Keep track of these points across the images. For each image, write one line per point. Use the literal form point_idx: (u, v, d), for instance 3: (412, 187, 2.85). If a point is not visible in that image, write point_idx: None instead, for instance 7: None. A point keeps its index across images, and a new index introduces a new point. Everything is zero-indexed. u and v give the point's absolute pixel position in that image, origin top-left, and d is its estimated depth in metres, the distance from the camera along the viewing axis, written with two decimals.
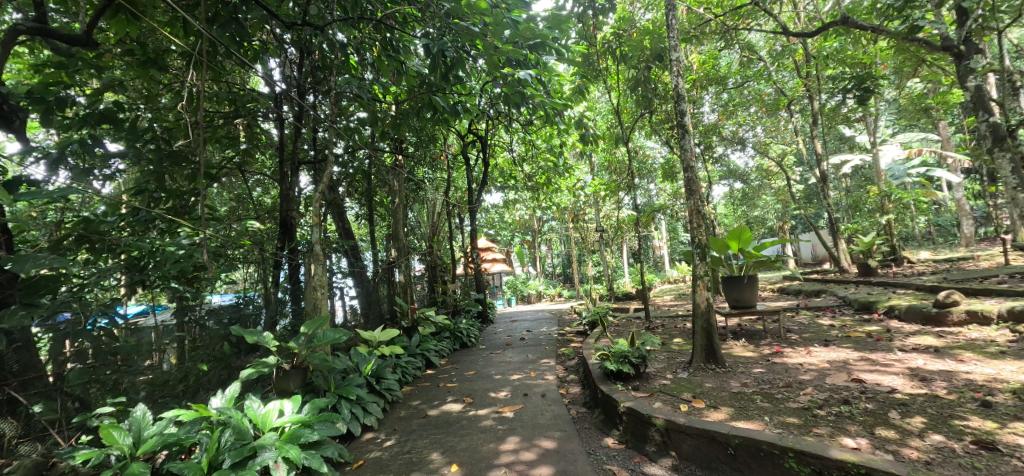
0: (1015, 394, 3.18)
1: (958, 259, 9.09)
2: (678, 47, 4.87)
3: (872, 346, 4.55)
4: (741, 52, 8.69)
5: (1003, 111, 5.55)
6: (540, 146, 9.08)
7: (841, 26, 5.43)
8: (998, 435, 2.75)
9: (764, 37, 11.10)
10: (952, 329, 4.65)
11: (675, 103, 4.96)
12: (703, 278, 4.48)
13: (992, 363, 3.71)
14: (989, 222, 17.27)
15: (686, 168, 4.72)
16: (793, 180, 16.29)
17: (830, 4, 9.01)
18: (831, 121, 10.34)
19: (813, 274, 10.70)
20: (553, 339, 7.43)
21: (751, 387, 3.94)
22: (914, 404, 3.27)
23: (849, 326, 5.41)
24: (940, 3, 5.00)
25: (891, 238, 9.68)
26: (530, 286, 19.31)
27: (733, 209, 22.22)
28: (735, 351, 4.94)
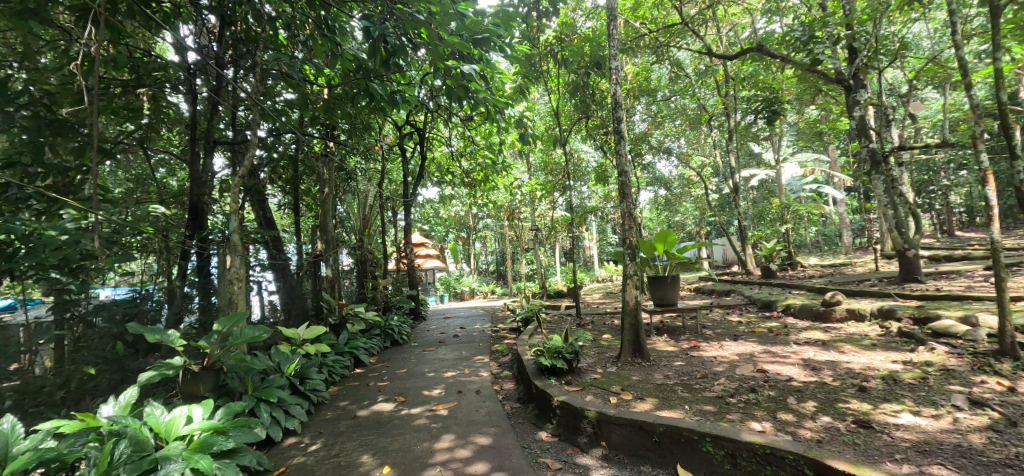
0: (884, 380, 3.76)
1: (840, 265, 10.44)
2: (616, 56, 5.10)
3: (772, 340, 5.13)
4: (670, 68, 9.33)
5: (879, 139, 6.50)
6: (478, 142, 9.00)
7: (757, 53, 6.03)
8: (874, 415, 3.22)
9: (689, 56, 11.99)
10: (835, 324, 5.38)
11: (612, 110, 5.19)
12: (633, 277, 4.72)
13: (867, 354, 4.34)
14: (863, 233, 20.00)
15: (620, 172, 4.97)
16: (708, 189, 17.83)
17: (748, 30, 9.96)
18: (743, 138, 11.42)
19: (723, 276, 11.73)
20: (486, 336, 7.42)
21: (673, 379, 4.26)
22: (807, 390, 3.73)
23: (754, 322, 6.05)
24: (837, 42, 5.74)
25: (788, 245, 10.90)
26: (463, 283, 19.19)
27: (655, 214, 23.66)
28: (658, 345, 5.31)
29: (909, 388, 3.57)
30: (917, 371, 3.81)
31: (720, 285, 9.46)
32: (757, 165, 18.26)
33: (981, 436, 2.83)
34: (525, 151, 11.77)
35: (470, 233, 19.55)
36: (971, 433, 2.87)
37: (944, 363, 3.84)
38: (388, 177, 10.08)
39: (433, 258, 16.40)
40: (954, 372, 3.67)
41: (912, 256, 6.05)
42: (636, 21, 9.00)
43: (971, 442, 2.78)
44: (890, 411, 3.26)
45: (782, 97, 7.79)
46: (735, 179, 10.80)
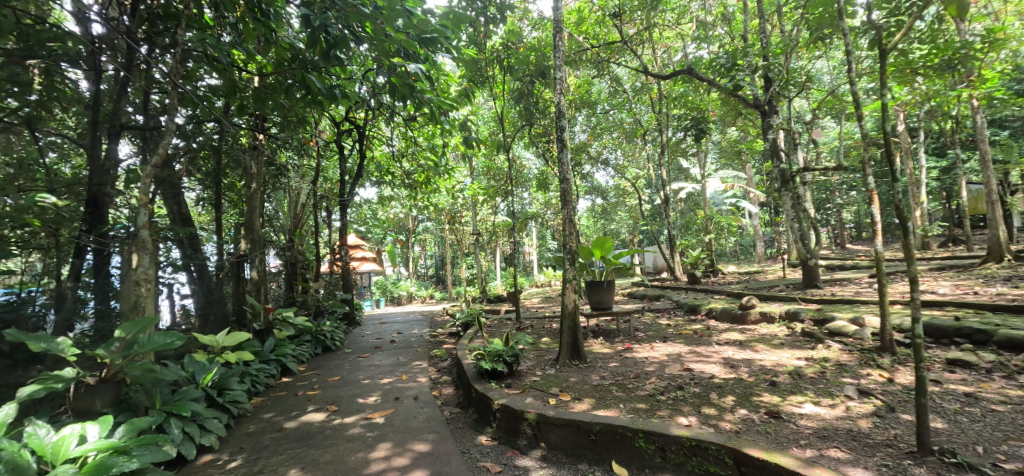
0: (791, 374, 4.17)
1: (754, 273, 11.48)
2: (562, 67, 5.24)
3: (697, 341, 5.51)
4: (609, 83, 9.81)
5: (788, 160, 7.26)
6: (421, 144, 8.83)
7: (689, 75, 6.53)
8: (783, 406, 3.56)
9: (626, 73, 12.65)
10: (750, 325, 5.89)
11: (555, 119, 5.33)
12: (572, 281, 4.83)
13: (777, 352, 4.80)
14: (773, 244, 22.08)
15: (562, 179, 5.09)
16: (641, 199, 18.84)
17: (679, 54, 10.72)
18: (673, 153, 12.23)
19: (653, 282, 12.43)
20: (424, 341, 7.26)
21: (609, 379, 4.42)
22: (728, 386, 4.04)
23: (681, 324, 6.47)
24: (755, 71, 6.37)
25: (710, 253, 11.80)
26: (401, 288, 18.68)
27: (591, 222, 24.54)
28: (595, 347, 5.50)
29: (811, 381, 3.98)
30: (818, 366, 4.27)
31: (650, 291, 10.01)
32: (682, 180, 19.63)
33: (868, 421, 3.20)
34: (468, 155, 11.75)
35: (408, 236, 19.14)
36: (860, 419, 3.24)
37: (839, 359, 4.34)
38: (323, 175, 9.60)
39: (371, 262, 16.34)
40: (847, 367, 4.16)
41: (812, 265, 6.80)
42: (579, 35, 9.35)
43: (860, 426, 3.14)
44: (796, 403, 3.60)
45: (709, 118, 8.47)
46: (665, 191, 11.53)
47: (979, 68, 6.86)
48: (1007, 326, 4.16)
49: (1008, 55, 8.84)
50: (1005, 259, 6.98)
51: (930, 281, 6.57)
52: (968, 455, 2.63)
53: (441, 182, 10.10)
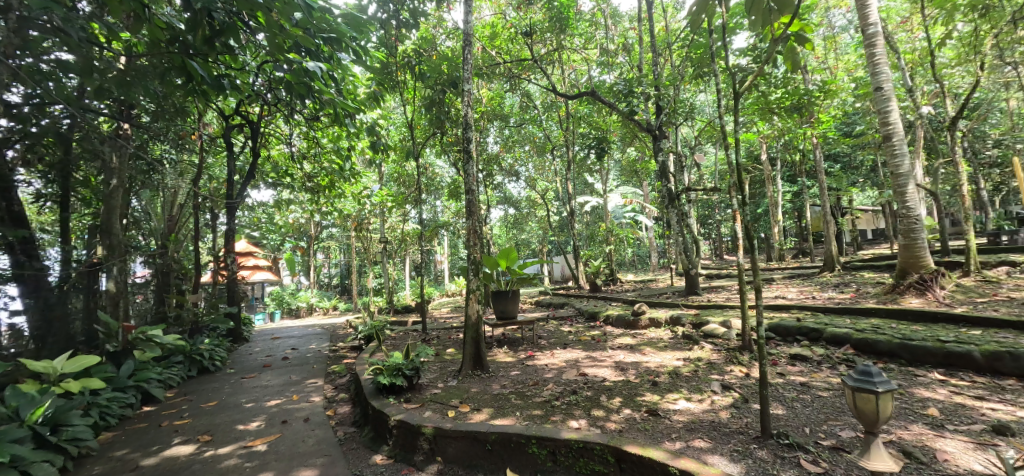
0: (671, 374, 4.56)
1: (648, 281, 12.44)
2: (470, 80, 5.31)
3: (594, 346, 5.82)
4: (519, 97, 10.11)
5: (676, 180, 8.01)
6: (324, 145, 8.35)
7: (592, 97, 6.97)
8: (661, 404, 3.87)
9: (537, 90, 13.12)
10: (641, 330, 6.36)
11: (462, 129, 5.35)
12: (475, 292, 4.84)
13: (661, 354, 5.22)
14: (665, 255, 24.14)
15: (467, 190, 5.10)
16: (550, 211, 19.55)
17: (585, 76, 11.37)
18: (579, 169, 12.88)
19: (559, 290, 12.93)
20: (321, 357, 6.81)
21: (508, 388, 4.48)
22: (616, 388, 4.31)
23: (581, 331, 6.79)
24: (648, 98, 6.96)
25: (611, 263, 12.58)
26: (300, 299, 17.37)
27: (503, 231, 24.93)
28: (498, 356, 5.56)
29: (685, 379, 4.39)
30: (693, 365, 4.72)
31: (555, 299, 10.37)
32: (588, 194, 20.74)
33: (727, 412, 3.59)
34: (376, 160, 11.34)
35: (310, 243, 17.93)
36: (721, 410, 3.62)
37: (711, 359, 4.84)
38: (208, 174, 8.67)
39: (267, 271, 15.32)
40: (716, 365, 4.66)
41: (694, 275, 7.53)
42: (492, 49, 9.54)
43: (720, 416, 3.51)
44: (672, 400, 3.94)
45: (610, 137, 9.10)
46: (571, 204, 12.10)
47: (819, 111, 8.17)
48: (830, 326, 5.03)
49: (842, 102, 10.66)
50: (837, 269, 8.34)
51: (783, 287, 7.63)
52: (797, 436, 3.05)
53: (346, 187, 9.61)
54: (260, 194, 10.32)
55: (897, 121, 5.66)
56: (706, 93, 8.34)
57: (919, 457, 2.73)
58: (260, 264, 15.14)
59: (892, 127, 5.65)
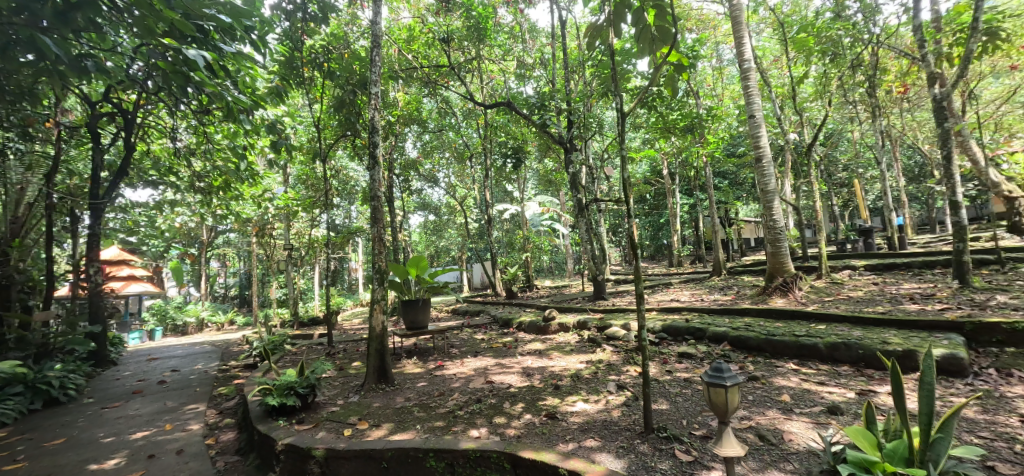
0: (572, 377, 4.76)
1: (562, 287, 12.89)
2: (378, 82, 5.17)
3: (504, 353, 5.91)
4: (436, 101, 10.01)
5: (586, 190, 8.42)
6: (218, 142, 7.62)
7: (508, 108, 7.10)
8: (561, 406, 4.02)
9: (456, 96, 13.10)
10: (551, 335, 6.59)
11: (369, 133, 5.17)
12: (380, 302, 4.70)
13: (566, 358, 5.44)
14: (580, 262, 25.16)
15: (372, 196, 4.92)
16: (469, 218, 19.54)
17: (504, 86, 11.58)
18: (498, 177, 13.04)
19: (476, 297, 12.94)
20: (207, 378, 6.16)
21: (412, 401, 4.38)
22: (520, 394, 4.41)
23: (493, 338, 6.87)
24: (560, 112, 7.26)
25: (527, 270, 12.86)
26: (188, 313, 15.55)
27: (421, 238, 24.42)
28: (406, 368, 5.43)
29: (585, 381, 4.61)
30: (593, 367, 4.98)
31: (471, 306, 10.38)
32: (506, 202, 21.07)
33: (618, 410, 3.83)
34: (281, 161, 10.58)
35: (203, 250, 16.19)
36: (613, 409, 3.85)
37: (610, 360, 5.14)
38: (70, 169, 7.51)
39: (146, 282, 13.61)
40: (614, 365, 4.96)
41: (601, 280, 7.96)
42: (408, 53, 9.38)
43: (612, 415, 3.73)
44: (570, 402, 4.11)
45: (525, 147, 9.35)
46: (489, 212, 12.20)
47: (709, 132, 9.08)
48: (712, 326, 5.62)
49: (729, 124, 11.95)
50: (723, 273, 9.27)
51: (678, 291, 8.33)
52: (675, 429, 3.35)
53: (244, 189, 8.84)
54: (137, 195, 9.13)
55: (765, 145, 6.46)
56: (613, 110, 8.90)
57: (770, 438, 3.18)
58: (138, 274, 13.42)
59: (762, 150, 6.42)
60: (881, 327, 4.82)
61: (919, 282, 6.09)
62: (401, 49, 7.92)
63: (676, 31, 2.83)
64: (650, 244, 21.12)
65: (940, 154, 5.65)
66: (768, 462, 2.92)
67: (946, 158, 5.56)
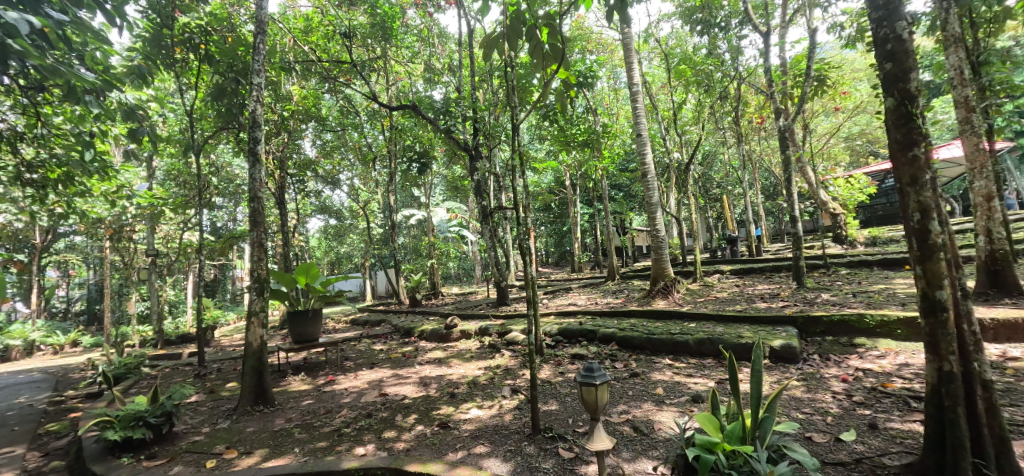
0: (469, 384, 4.78)
1: (468, 294, 12.86)
2: (261, 72, 4.66)
3: (402, 363, 5.79)
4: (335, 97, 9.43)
5: (490, 197, 8.50)
6: (57, 127, 6.43)
7: (413, 111, 6.91)
8: (454, 415, 4.00)
9: (360, 96, 12.52)
10: (452, 343, 6.55)
11: (249, 127, 4.64)
12: (258, 315, 4.33)
13: (465, 365, 5.46)
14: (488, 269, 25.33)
15: (252, 197, 4.49)
16: (372, 223, 18.71)
17: (410, 89, 11.30)
18: (405, 182, 12.65)
19: (378, 306, 12.41)
20: (34, 412, 5.15)
21: (294, 421, 4.07)
22: (413, 405, 4.32)
23: (392, 348, 6.67)
24: (465, 119, 7.24)
25: (433, 277, 12.63)
26: (14, 334, 12.84)
27: (320, 243, 22.85)
28: (292, 385, 5.07)
29: (481, 387, 4.68)
30: (491, 372, 5.07)
31: (372, 316, 9.94)
32: (412, 207, 20.55)
33: (510, 414, 3.92)
34: (146, 154, 9.25)
35: (36, 257, 13.50)
36: (505, 413, 3.94)
37: (508, 365, 5.27)
38: None
39: None
40: (511, 370, 5.09)
41: (504, 287, 8.11)
42: (304, 45, 8.75)
43: (503, 419, 3.83)
44: (464, 409, 4.13)
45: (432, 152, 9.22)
46: (393, 217, 11.78)
47: (604, 148, 9.71)
48: (602, 327, 6.01)
49: (623, 141, 12.88)
50: (616, 278, 9.95)
51: (576, 295, 8.76)
52: (560, 428, 3.54)
53: (94, 185, 7.57)
54: None
55: (650, 162, 7.07)
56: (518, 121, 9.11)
57: (643, 429, 3.61)
58: None
59: (648, 166, 7.01)
60: (737, 323, 5.52)
61: (769, 283, 7.08)
62: (296, 40, 7.34)
63: (565, 50, 2.96)
64: (554, 251, 21.96)
65: (784, 176, 6.64)
66: (639, 450, 3.30)
67: (788, 180, 6.55)
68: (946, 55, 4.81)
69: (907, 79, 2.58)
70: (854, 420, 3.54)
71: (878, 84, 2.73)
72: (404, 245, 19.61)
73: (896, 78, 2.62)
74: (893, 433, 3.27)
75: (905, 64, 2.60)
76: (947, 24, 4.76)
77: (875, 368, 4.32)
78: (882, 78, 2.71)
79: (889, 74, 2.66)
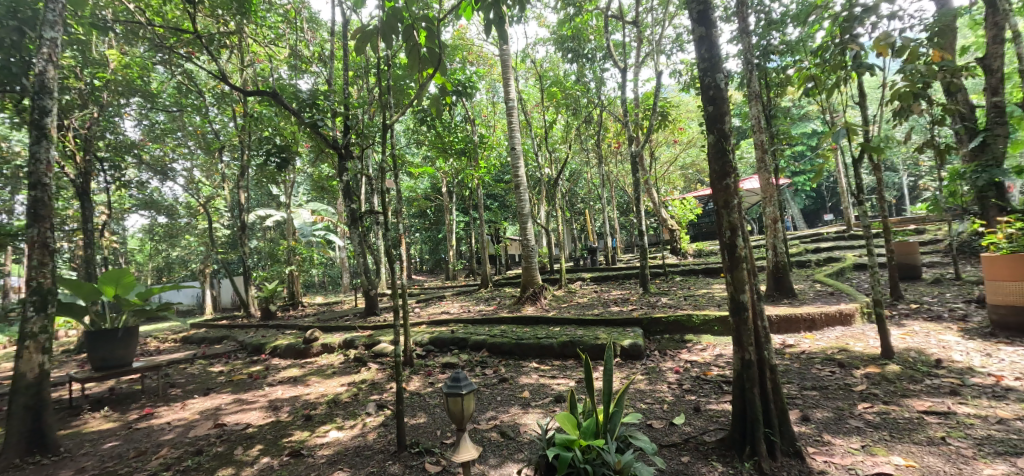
0: (328, 404, 4.47)
1: (332, 303, 11.93)
2: (58, 27, 3.72)
3: (247, 386, 5.26)
4: (173, 72, 8.02)
5: (360, 200, 8.02)
6: None
7: (271, 99, 6.19)
8: (308, 441, 3.70)
9: (206, 75, 10.86)
10: (312, 359, 6.02)
11: (32, 95, 3.67)
12: (37, 337, 3.49)
13: (325, 383, 5.10)
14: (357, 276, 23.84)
15: (34, 183, 3.56)
16: (217, 223, 16.32)
17: (271, 75, 10.16)
18: (260, 178, 11.29)
19: (222, 320, 10.83)
20: None
21: (90, 472, 3.36)
22: (259, 434, 3.90)
23: (236, 369, 5.92)
24: (333, 113, 6.71)
25: (291, 286, 11.46)
26: None
27: (146, 245, 19.21)
28: (91, 424, 4.32)
29: (344, 406, 4.39)
30: (354, 389, 4.80)
31: (212, 332, 8.59)
32: (268, 207, 18.40)
33: (374, 432, 3.77)
34: None
35: None
36: (368, 432, 3.78)
37: (374, 379, 5.04)
38: None
39: None
40: (377, 385, 4.87)
41: (373, 296, 7.72)
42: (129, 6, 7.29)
43: (367, 439, 3.65)
44: (322, 432, 3.85)
45: (295, 147, 8.37)
46: (243, 217, 10.41)
47: (479, 159, 9.89)
48: (473, 334, 6.09)
49: (498, 154, 13.30)
50: (489, 286, 10.12)
51: (448, 304, 8.70)
52: (427, 442, 3.53)
53: None
54: None
55: (522, 176, 7.39)
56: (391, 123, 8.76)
57: (509, 433, 3.75)
58: None
59: (520, 178, 7.33)
60: (594, 326, 6.05)
61: (622, 289, 7.92)
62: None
63: (440, 56, 3.04)
64: (428, 258, 21.57)
65: (635, 195, 7.49)
66: (506, 456, 3.42)
67: (636, 199, 7.41)
68: (750, 106, 5.96)
69: (723, 121, 3.16)
70: (683, 405, 4.16)
71: (703, 124, 3.28)
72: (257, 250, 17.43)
73: (716, 119, 3.18)
74: (711, 414, 3.92)
75: (722, 108, 3.17)
76: (751, 82, 5.89)
77: (699, 360, 5.12)
78: (706, 118, 3.26)
79: (711, 114, 3.22)
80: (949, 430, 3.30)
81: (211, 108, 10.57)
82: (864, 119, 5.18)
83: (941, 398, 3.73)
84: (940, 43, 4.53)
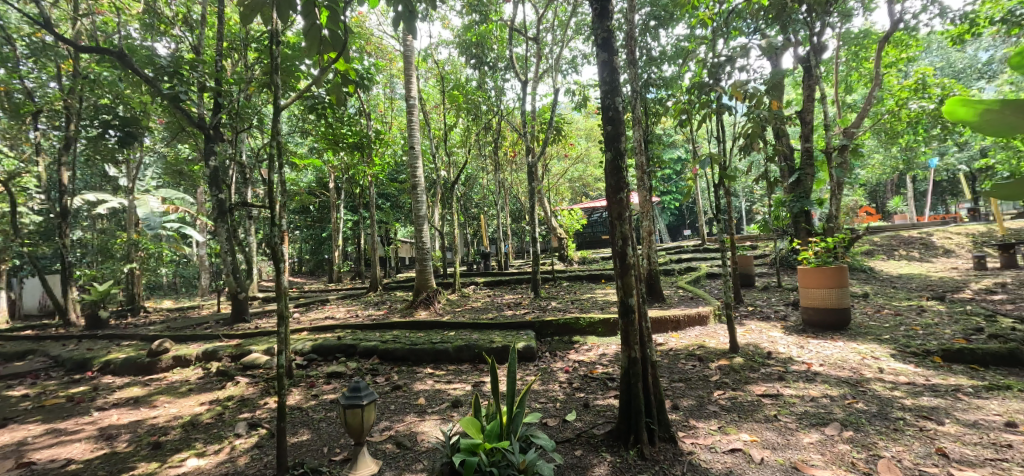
0: (183, 428, 3.80)
1: (186, 308, 10.21)
2: None
3: (66, 412, 4.20)
4: None
5: (230, 190, 7.00)
6: None
7: (113, 56, 5.06)
8: (158, 473, 3.12)
9: (17, 19, 8.60)
10: (159, 375, 5.06)
11: None
12: None
13: (177, 402, 4.32)
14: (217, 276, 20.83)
15: None
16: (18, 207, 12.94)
17: (116, 32, 8.41)
18: (90, 154, 9.22)
19: (24, 330, 8.57)
20: None
21: None
22: (86, 471, 3.17)
23: (50, 391, 4.71)
24: (202, 86, 5.76)
25: (131, 287, 9.53)
26: None
27: None
28: None
29: (204, 429, 3.77)
30: (218, 407, 4.15)
31: (11, 344, 6.74)
32: (98, 191, 15.18)
33: (246, 456, 3.32)
34: None
35: None
36: (239, 457, 3.31)
37: (243, 395, 4.42)
38: None
39: None
40: (248, 401, 4.28)
41: (243, 300, 6.78)
42: None
43: (237, 465, 3.19)
44: (176, 461, 3.27)
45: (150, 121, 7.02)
46: (63, 201, 8.38)
47: (373, 155, 9.35)
48: (362, 341, 5.70)
49: (392, 151, 12.78)
50: (379, 289, 9.62)
51: (334, 308, 8.03)
52: (314, 462, 3.22)
53: None
54: None
55: (420, 176, 7.20)
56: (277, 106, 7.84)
57: (406, 443, 3.58)
58: None
59: (418, 179, 7.13)
60: (489, 330, 6.11)
61: (514, 294, 8.14)
62: None
63: (345, 40, 2.78)
64: (307, 258, 19.78)
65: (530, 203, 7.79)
66: (402, 467, 3.26)
67: (530, 208, 7.71)
68: (633, 129, 6.64)
69: (619, 140, 3.46)
70: (574, 402, 4.43)
71: (602, 142, 3.55)
72: (80, 242, 14.24)
73: (613, 138, 3.47)
74: (598, 409, 4.24)
75: (618, 129, 3.47)
76: (634, 108, 6.56)
77: (585, 359, 5.50)
78: (604, 136, 3.54)
79: (610, 134, 3.50)
80: (778, 409, 4.05)
81: (22, 60, 8.37)
82: (720, 151, 6.12)
83: (772, 383, 4.57)
84: (775, 95, 5.54)
